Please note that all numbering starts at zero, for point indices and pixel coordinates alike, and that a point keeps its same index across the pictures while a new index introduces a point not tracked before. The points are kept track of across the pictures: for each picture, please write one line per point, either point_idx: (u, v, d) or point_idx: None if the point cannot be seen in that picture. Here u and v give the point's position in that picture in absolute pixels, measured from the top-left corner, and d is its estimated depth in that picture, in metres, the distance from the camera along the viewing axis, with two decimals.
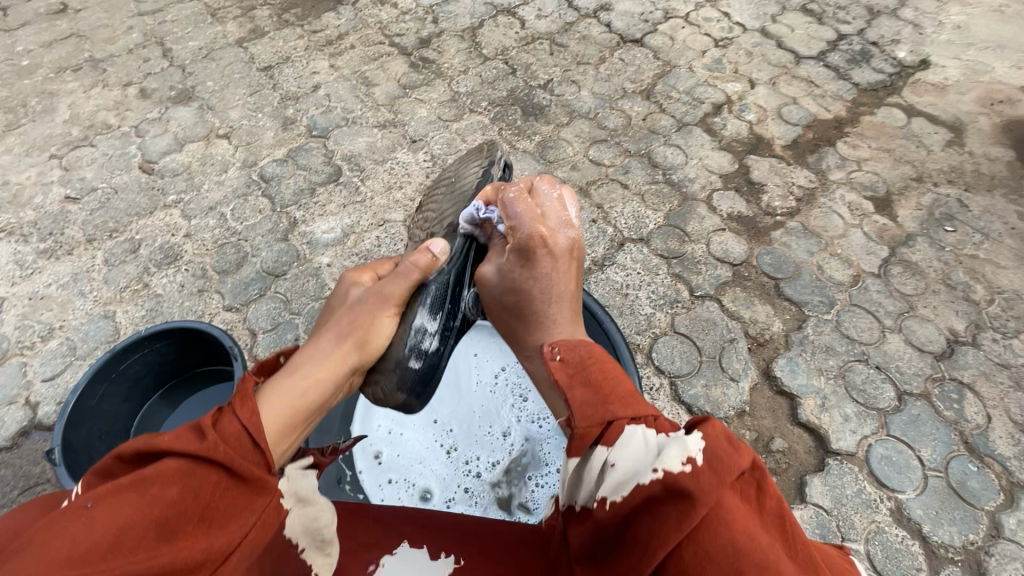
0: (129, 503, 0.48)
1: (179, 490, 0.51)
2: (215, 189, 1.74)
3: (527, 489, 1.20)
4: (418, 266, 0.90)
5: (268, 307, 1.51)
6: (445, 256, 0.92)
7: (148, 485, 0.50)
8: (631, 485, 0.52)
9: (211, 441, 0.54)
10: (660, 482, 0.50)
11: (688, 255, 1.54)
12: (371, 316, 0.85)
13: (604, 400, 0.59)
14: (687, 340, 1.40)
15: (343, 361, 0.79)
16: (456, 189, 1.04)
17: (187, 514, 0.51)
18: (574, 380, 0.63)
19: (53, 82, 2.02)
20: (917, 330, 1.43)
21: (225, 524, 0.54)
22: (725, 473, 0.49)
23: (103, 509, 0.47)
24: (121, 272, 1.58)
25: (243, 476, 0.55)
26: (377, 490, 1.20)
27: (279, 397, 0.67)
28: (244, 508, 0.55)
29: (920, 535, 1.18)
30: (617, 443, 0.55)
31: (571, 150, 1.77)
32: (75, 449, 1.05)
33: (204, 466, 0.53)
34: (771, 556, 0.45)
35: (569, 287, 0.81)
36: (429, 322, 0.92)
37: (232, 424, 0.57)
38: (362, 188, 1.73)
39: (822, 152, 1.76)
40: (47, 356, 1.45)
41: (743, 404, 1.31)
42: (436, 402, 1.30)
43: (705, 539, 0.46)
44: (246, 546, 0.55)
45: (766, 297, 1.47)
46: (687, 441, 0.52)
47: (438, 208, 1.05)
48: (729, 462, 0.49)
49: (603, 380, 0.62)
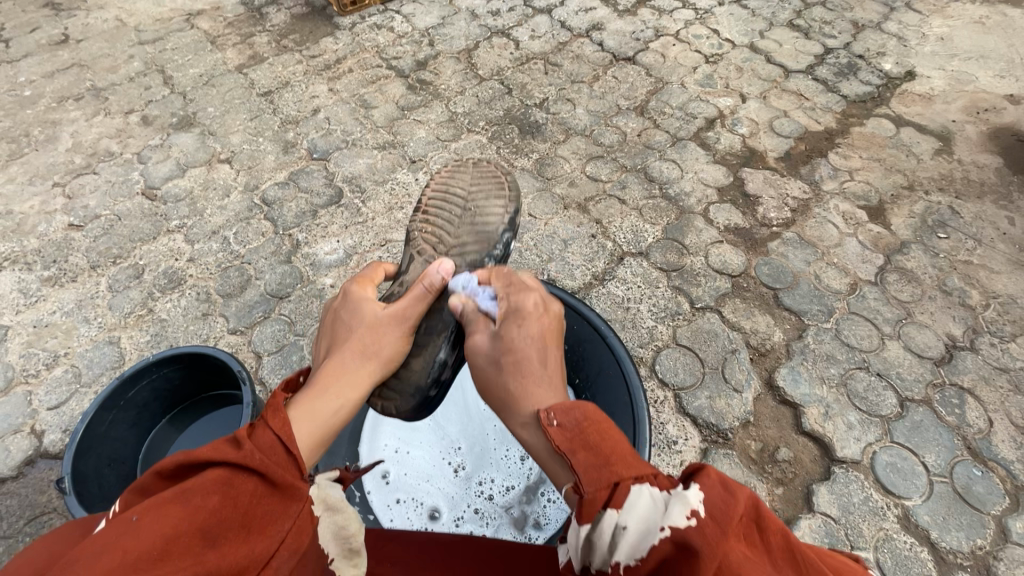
0: (173, 512, 0.50)
1: (219, 499, 0.53)
2: (217, 213, 1.76)
3: (539, 505, 1.20)
4: (433, 290, 0.97)
5: (272, 329, 1.52)
6: (450, 277, 1.00)
7: (189, 497, 0.52)
8: (647, 545, 0.52)
9: (247, 450, 0.57)
10: (671, 542, 0.51)
11: (687, 267, 1.56)
12: (391, 336, 0.89)
13: (608, 462, 0.59)
14: (689, 352, 1.41)
15: (369, 379, 0.82)
16: (477, 221, 1.11)
17: (227, 521, 0.53)
18: (575, 444, 0.62)
19: (55, 112, 2.05)
20: (916, 336, 1.45)
21: (262, 532, 0.55)
22: (728, 519, 0.51)
23: (147, 521, 0.49)
24: (125, 298, 1.59)
25: (276, 482, 0.58)
26: (386, 509, 1.20)
27: (314, 410, 0.70)
28: (280, 513, 0.57)
29: (929, 542, 1.18)
30: (626, 505, 0.54)
31: (568, 167, 1.80)
32: (85, 477, 1.05)
33: (242, 475, 0.56)
34: None
35: (555, 353, 0.81)
36: (448, 357, 1.02)
37: (266, 435, 0.60)
38: (364, 210, 1.75)
39: (814, 162, 1.80)
40: (52, 383, 1.45)
41: (748, 414, 1.32)
42: (444, 420, 1.31)
43: None
44: (285, 551, 0.56)
45: (766, 307, 1.49)
46: (688, 496, 0.53)
47: (454, 231, 1.10)
48: (729, 511, 0.51)
49: (603, 442, 0.61)
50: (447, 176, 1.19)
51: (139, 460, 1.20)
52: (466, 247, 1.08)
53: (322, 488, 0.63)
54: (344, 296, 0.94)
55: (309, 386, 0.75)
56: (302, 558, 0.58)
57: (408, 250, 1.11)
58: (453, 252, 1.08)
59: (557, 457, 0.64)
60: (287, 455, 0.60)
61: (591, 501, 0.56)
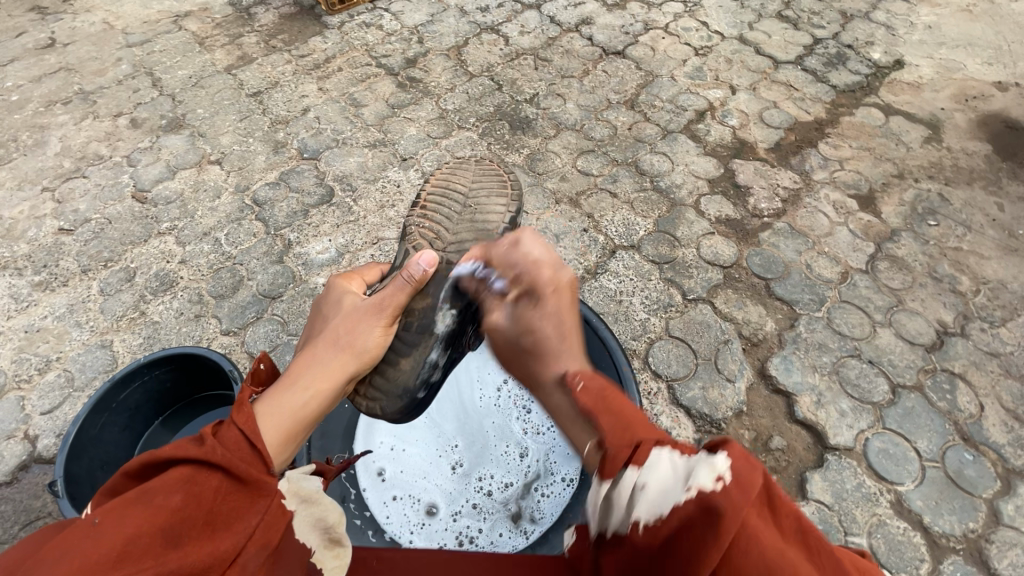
0: (134, 512, 0.52)
1: (181, 497, 0.55)
2: (209, 215, 1.76)
3: (534, 500, 1.20)
4: (413, 280, 0.96)
5: (265, 330, 1.52)
6: (432, 268, 0.99)
7: (151, 497, 0.54)
8: (667, 506, 0.52)
9: (209, 446, 0.59)
10: (695, 502, 0.50)
11: (679, 260, 1.56)
12: (366, 327, 0.89)
13: (629, 426, 0.64)
14: (681, 343, 1.42)
15: (343, 370, 0.83)
16: (477, 219, 1.10)
17: (189, 520, 0.55)
18: (599, 404, 0.69)
19: (44, 116, 2.04)
20: (906, 323, 1.46)
21: (229, 530, 0.57)
22: (751, 485, 0.50)
23: (108, 522, 0.51)
24: (118, 301, 1.59)
25: (241, 479, 0.59)
26: (383, 506, 1.20)
27: (282, 404, 0.72)
28: (247, 510, 0.59)
29: (921, 527, 1.19)
30: (645, 465, 0.57)
31: (560, 161, 1.80)
32: (78, 481, 1.05)
33: (205, 471, 0.58)
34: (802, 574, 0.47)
35: (570, 321, 0.90)
36: (440, 358, 1.01)
37: (231, 431, 0.62)
38: (356, 208, 1.75)
39: (804, 153, 1.80)
40: (45, 389, 1.45)
41: (740, 404, 1.33)
42: (440, 418, 1.31)
43: (738, 556, 0.47)
44: (253, 547, 0.58)
45: (757, 298, 1.49)
46: (714, 461, 0.52)
47: (453, 225, 1.09)
48: (753, 480, 0.50)
49: (620, 408, 0.68)
50: (450, 174, 1.20)
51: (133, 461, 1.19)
52: (464, 244, 1.07)
53: (295, 482, 0.66)
54: (329, 289, 0.99)
55: (283, 379, 0.78)
56: (273, 553, 0.60)
57: (402, 244, 1.10)
58: (450, 248, 1.06)
59: (580, 416, 0.72)
60: (253, 448, 0.62)
61: (614, 458, 0.61)
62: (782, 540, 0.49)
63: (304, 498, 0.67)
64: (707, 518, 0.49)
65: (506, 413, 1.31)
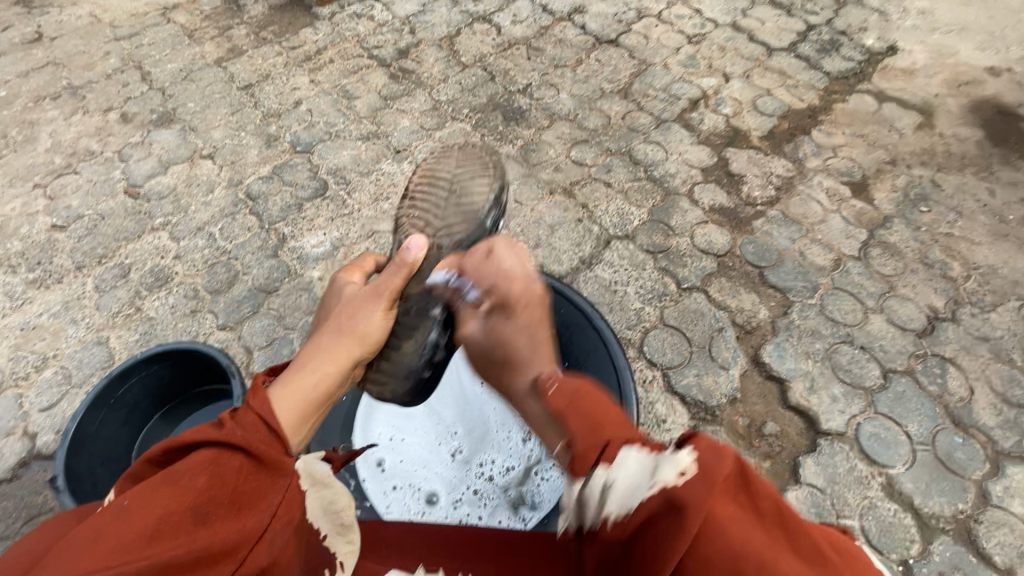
0: (160, 494, 0.53)
1: (205, 479, 0.55)
2: (202, 209, 1.75)
3: (534, 484, 1.22)
4: (406, 265, 0.94)
5: (261, 324, 1.52)
6: (423, 251, 0.98)
7: (178, 478, 0.55)
8: (636, 500, 0.52)
9: (227, 428, 0.60)
10: (660, 495, 0.50)
11: (673, 249, 1.57)
12: (365, 312, 0.88)
13: (598, 429, 0.61)
14: (676, 331, 1.42)
15: (347, 354, 0.82)
16: (463, 203, 1.11)
17: (216, 500, 0.55)
18: (570, 409, 0.65)
19: (32, 111, 2.02)
20: (898, 308, 1.47)
21: (255, 506, 0.58)
22: (715, 476, 0.49)
23: (137, 504, 0.52)
24: (113, 297, 1.58)
25: (261, 459, 0.60)
26: (383, 496, 1.20)
27: (293, 389, 0.71)
28: (270, 489, 0.60)
29: (911, 508, 1.21)
30: (615, 463, 0.56)
31: (553, 152, 1.80)
32: (80, 476, 1.03)
33: (227, 452, 0.58)
34: (770, 557, 0.46)
35: (541, 331, 0.88)
36: (438, 338, 1.06)
37: (247, 415, 0.63)
38: (349, 201, 1.75)
39: (797, 140, 1.81)
40: (43, 386, 1.44)
41: (734, 390, 1.34)
42: (440, 406, 1.33)
43: (705, 549, 0.47)
44: (278, 524, 0.59)
45: (751, 286, 1.50)
46: (678, 457, 0.51)
47: (440, 211, 1.10)
48: (719, 469, 0.49)
49: (594, 409, 0.64)
50: (433, 163, 1.19)
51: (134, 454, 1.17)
52: (453, 229, 1.08)
53: (309, 462, 0.67)
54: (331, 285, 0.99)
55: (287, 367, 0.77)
56: (296, 531, 0.62)
57: (393, 236, 1.11)
58: (439, 234, 1.07)
59: (552, 421, 0.68)
60: (272, 433, 0.63)
61: (583, 458, 0.59)
62: (753, 522, 0.49)
63: (315, 481, 0.67)
64: (671, 511, 0.48)
65: None
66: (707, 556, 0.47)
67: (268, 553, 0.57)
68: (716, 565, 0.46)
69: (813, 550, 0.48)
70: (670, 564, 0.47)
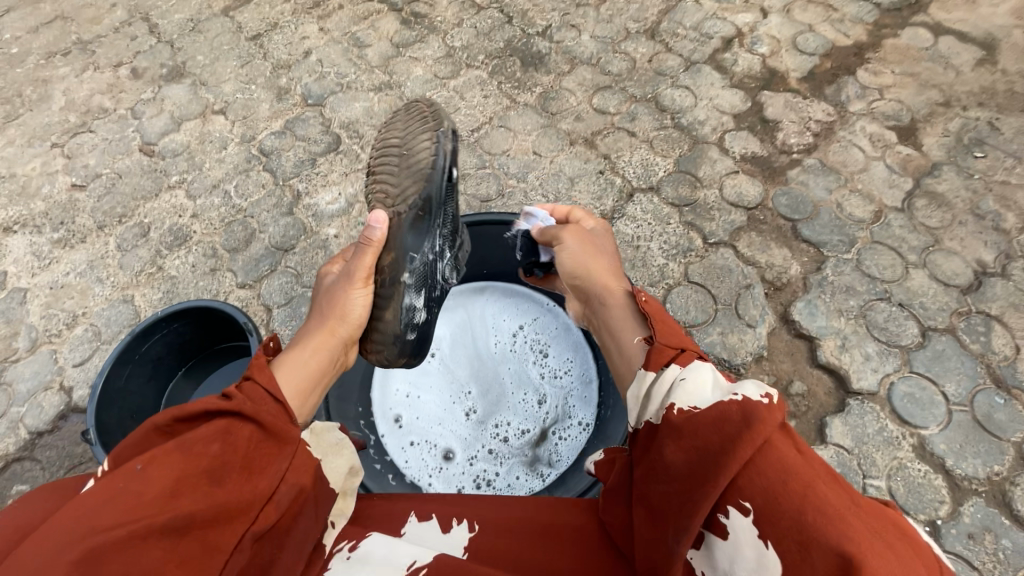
0: (174, 459, 0.59)
1: (218, 446, 0.61)
2: (216, 166, 1.73)
3: (549, 444, 1.23)
4: (371, 243, 0.93)
5: (280, 282, 1.52)
6: (386, 228, 0.92)
7: (189, 445, 0.60)
8: (710, 405, 0.59)
9: (237, 400, 0.66)
10: (739, 403, 0.56)
11: (700, 202, 1.49)
12: (346, 294, 0.93)
13: (681, 336, 0.74)
14: (701, 289, 1.36)
15: (332, 338, 0.90)
16: (410, 163, 0.92)
17: (228, 465, 0.62)
18: (657, 315, 0.79)
19: (44, 69, 1.99)
20: (943, 264, 1.38)
21: (264, 472, 0.64)
22: (777, 414, 0.55)
23: (151, 466, 0.58)
24: (135, 256, 1.60)
25: (267, 428, 0.66)
26: (401, 452, 1.23)
27: (301, 366, 0.82)
28: (277, 455, 0.66)
29: (943, 469, 1.17)
30: (690, 365, 0.66)
31: (574, 100, 1.70)
32: (111, 430, 1.05)
33: (238, 421, 0.64)
34: (812, 481, 0.51)
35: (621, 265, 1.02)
36: (417, 300, 0.98)
37: (257, 389, 0.69)
38: (363, 155, 1.70)
39: (840, 82, 1.66)
40: (74, 342, 1.48)
41: (761, 349, 1.28)
42: (455, 364, 1.32)
43: (760, 461, 0.53)
44: (286, 485, 0.66)
45: (783, 240, 1.42)
46: (760, 386, 0.58)
47: (394, 181, 0.93)
48: (778, 409, 0.56)
49: (671, 322, 0.78)
50: (384, 131, 1.02)
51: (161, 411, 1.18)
52: (407, 196, 0.91)
53: (319, 434, 0.77)
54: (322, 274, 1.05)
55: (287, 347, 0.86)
56: (302, 491, 0.68)
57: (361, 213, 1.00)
58: (396, 203, 0.93)
59: (638, 319, 0.82)
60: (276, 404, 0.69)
61: (661, 352, 0.70)
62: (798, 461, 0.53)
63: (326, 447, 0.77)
64: (743, 424, 0.55)
65: (521, 359, 1.31)
66: (759, 467, 0.52)
67: (276, 512, 0.64)
68: (766, 474, 0.52)
69: (857, 498, 0.50)
70: (731, 466, 0.53)
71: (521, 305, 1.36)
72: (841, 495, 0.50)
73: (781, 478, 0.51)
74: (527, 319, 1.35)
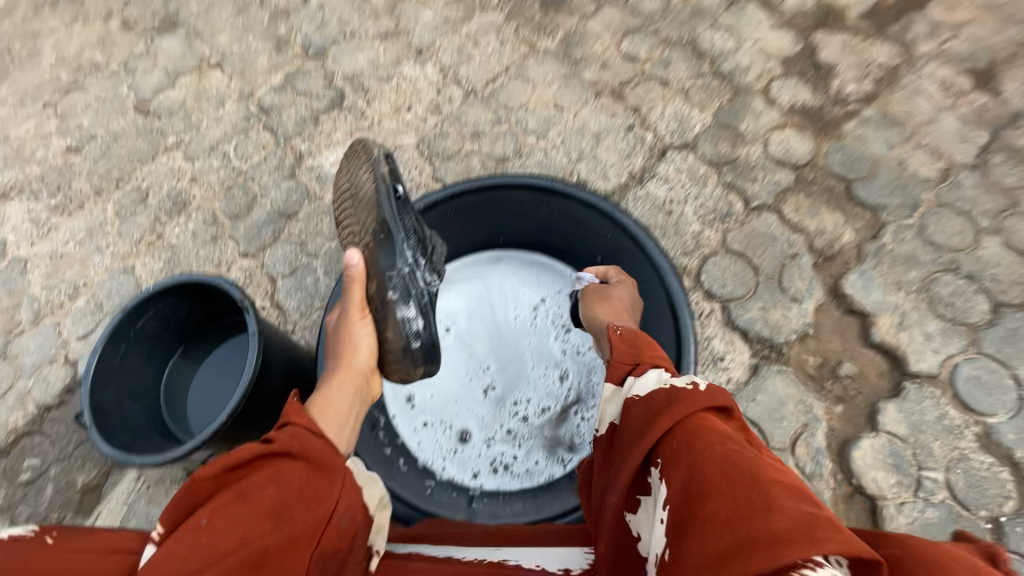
0: (241, 508, 0.65)
1: (274, 489, 0.68)
2: (214, 126, 1.62)
3: (572, 424, 1.15)
4: (352, 277, 0.95)
5: (284, 251, 1.43)
6: (360, 261, 0.94)
7: (249, 494, 0.66)
8: (649, 392, 0.71)
9: (280, 443, 0.73)
10: (668, 390, 0.69)
11: (741, 160, 1.33)
12: (351, 328, 0.95)
13: (641, 355, 0.82)
14: (740, 258, 1.23)
15: (350, 374, 0.92)
16: (361, 200, 0.93)
17: (288, 502, 0.68)
18: (626, 346, 0.85)
19: (31, 22, 1.87)
20: (1020, 230, 1.21)
21: (319, 502, 0.72)
22: (713, 400, 0.66)
23: (220, 519, 0.63)
24: (134, 223, 1.52)
25: (315, 463, 0.75)
26: (414, 433, 1.15)
27: (327, 407, 0.85)
28: (328, 484, 0.74)
29: (1010, 461, 1.05)
30: (642, 376, 0.76)
31: (600, 46, 1.51)
32: (108, 411, 0.99)
33: (285, 464, 0.71)
34: (749, 456, 0.58)
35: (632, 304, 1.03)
36: (410, 309, 0.95)
37: (295, 430, 0.77)
38: (369, 111, 1.56)
39: (909, 17, 1.44)
40: (77, 314, 1.43)
41: (807, 326, 1.16)
42: (471, 339, 1.23)
43: (708, 444, 0.60)
44: (342, 506, 0.75)
45: (835, 204, 1.27)
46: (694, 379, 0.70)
47: (357, 219, 0.94)
48: (713, 395, 0.66)
49: (641, 347, 0.84)
50: (336, 182, 1.04)
51: (161, 392, 1.12)
52: (369, 224, 0.91)
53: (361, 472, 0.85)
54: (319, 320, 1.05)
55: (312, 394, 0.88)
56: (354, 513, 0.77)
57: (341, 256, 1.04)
58: (365, 235, 0.94)
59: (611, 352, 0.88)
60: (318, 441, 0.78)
61: (617, 368, 0.82)
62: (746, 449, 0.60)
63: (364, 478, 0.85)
64: (667, 404, 0.67)
65: (542, 334, 1.22)
66: (704, 445, 0.60)
67: (336, 532, 0.72)
68: (718, 457, 0.58)
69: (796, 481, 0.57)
70: (690, 452, 0.60)
71: (542, 276, 1.26)
72: (776, 473, 0.57)
73: (725, 459, 0.57)
74: (549, 291, 1.25)
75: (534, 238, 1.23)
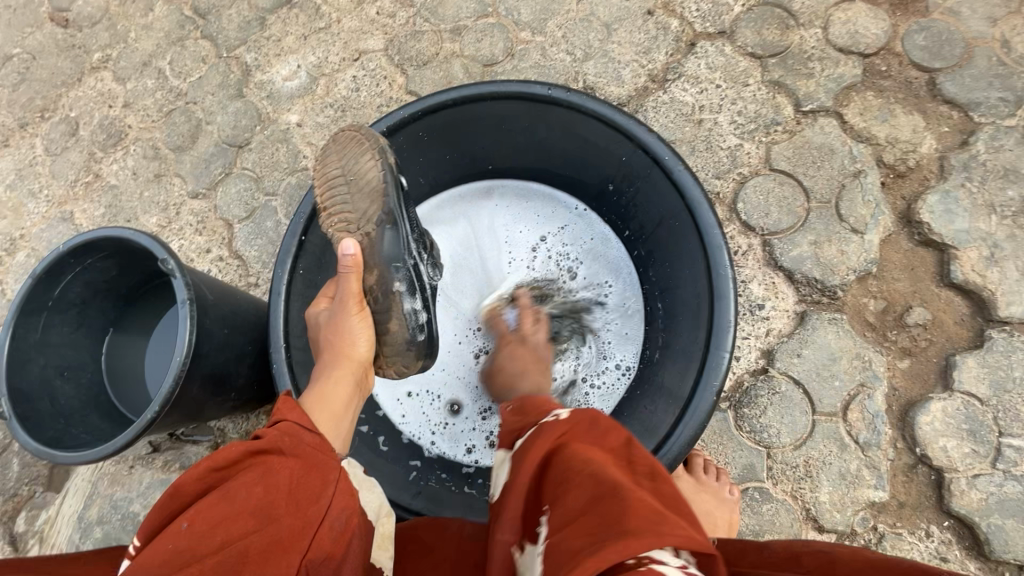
0: (218, 510, 0.55)
1: (263, 488, 0.57)
2: (143, 36, 1.34)
3: (580, 392, 0.99)
4: (348, 270, 0.76)
5: (238, 189, 1.21)
6: (364, 250, 0.76)
7: (232, 495, 0.56)
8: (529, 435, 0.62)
9: (269, 436, 0.62)
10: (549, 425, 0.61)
11: (793, 48, 1.04)
12: (344, 320, 0.77)
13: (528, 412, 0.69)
14: (788, 179, 0.99)
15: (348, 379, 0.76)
16: (363, 184, 0.75)
17: (275, 505, 0.57)
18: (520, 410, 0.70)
19: None
20: None
21: (313, 504, 0.59)
22: (590, 425, 0.59)
23: (193, 524, 0.54)
24: (67, 161, 1.31)
25: (308, 459, 0.62)
26: (396, 405, 1.01)
27: (324, 402, 0.72)
28: (322, 484, 0.61)
29: None
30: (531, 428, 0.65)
31: None
32: (35, 394, 0.85)
33: (274, 459, 0.60)
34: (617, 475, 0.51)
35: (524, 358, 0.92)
36: (417, 303, 0.80)
37: (287, 419, 0.65)
38: (324, 7, 1.26)
39: None
40: (20, 271, 1.27)
41: (870, 265, 0.94)
42: (459, 295, 1.05)
43: (571, 473, 0.52)
44: (336, 509, 0.61)
45: (914, 103, 0.99)
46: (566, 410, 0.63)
47: (353, 205, 0.76)
48: (594, 421, 0.59)
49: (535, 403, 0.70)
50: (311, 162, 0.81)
51: (102, 364, 0.97)
52: (374, 214, 0.75)
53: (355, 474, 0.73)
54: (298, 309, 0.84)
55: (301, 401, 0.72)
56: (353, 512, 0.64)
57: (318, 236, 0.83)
58: (364, 225, 0.76)
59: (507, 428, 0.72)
60: (314, 435, 0.65)
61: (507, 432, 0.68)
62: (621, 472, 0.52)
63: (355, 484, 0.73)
64: (542, 438, 0.60)
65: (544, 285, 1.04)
66: (569, 475, 0.52)
67: (331, 538, 0.60)
68: (578, 484, 0.50)
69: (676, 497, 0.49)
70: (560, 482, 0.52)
71: (542, 212, 1.05)
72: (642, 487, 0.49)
73: (588, 483, 0.50)
74: (551, 230, 1.05)
75: (531, 165, 0.99)
